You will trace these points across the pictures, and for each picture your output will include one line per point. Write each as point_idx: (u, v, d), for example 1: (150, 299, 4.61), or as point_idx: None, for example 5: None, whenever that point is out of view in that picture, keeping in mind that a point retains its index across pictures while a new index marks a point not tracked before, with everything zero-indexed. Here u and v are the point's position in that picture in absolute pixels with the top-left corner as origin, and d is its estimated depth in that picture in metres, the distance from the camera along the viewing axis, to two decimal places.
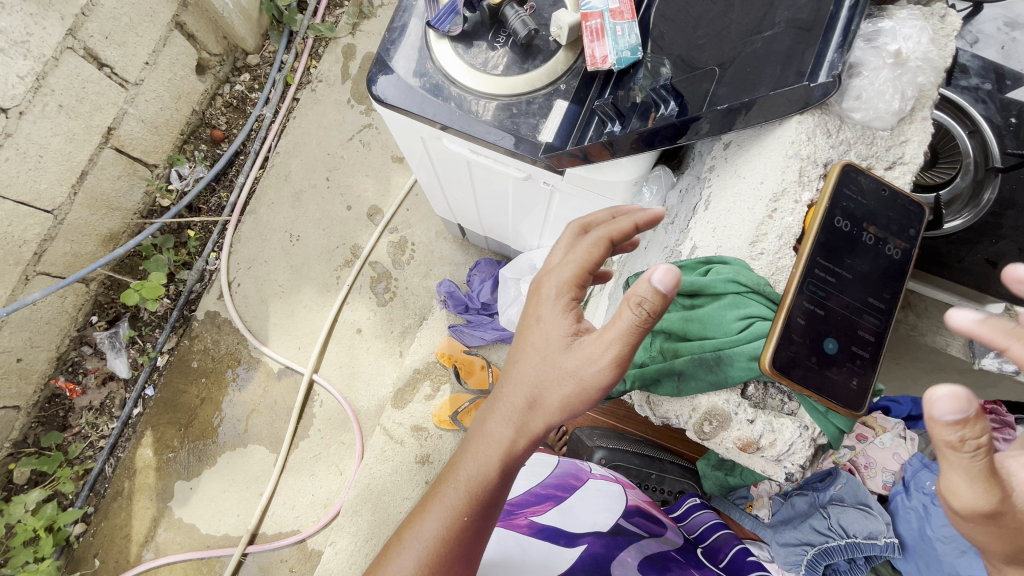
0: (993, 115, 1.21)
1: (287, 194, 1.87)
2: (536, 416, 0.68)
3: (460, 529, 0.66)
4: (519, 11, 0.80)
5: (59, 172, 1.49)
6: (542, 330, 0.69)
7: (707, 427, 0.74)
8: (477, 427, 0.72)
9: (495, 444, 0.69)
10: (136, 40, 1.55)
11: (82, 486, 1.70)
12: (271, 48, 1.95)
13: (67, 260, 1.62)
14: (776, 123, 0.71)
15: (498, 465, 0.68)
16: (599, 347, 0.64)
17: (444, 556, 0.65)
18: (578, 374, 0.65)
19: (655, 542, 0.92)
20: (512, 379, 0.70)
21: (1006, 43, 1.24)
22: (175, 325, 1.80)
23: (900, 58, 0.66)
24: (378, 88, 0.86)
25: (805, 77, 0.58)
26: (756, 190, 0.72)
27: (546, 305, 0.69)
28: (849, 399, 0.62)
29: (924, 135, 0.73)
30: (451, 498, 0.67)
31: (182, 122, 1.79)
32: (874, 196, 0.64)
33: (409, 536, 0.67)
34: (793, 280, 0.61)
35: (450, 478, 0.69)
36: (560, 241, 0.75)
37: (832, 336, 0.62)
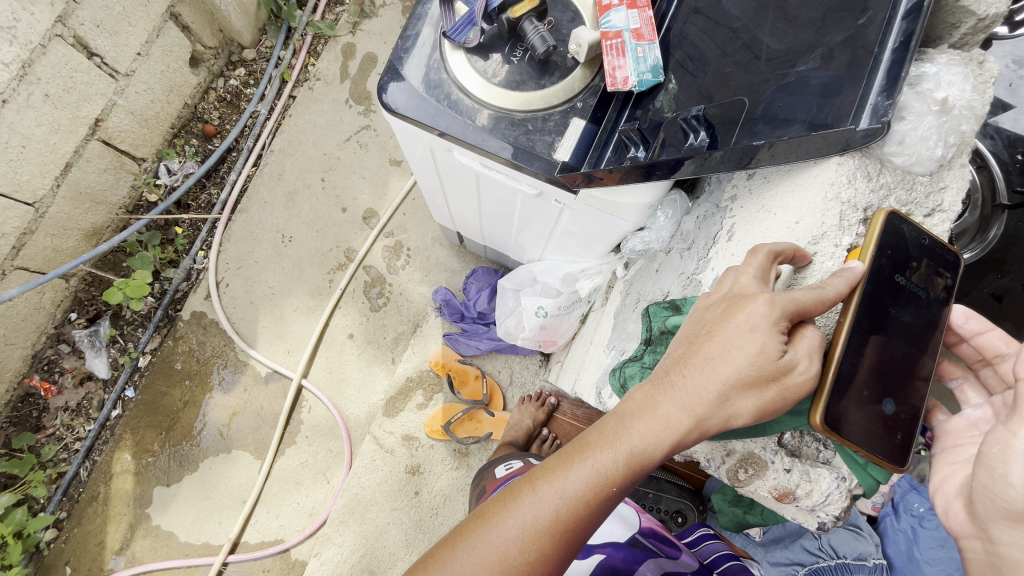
0: (1000, 152, 1.22)
1: (281, 194, 1.83)
2: (720, 415, 0.56)
3: (604, 498, 0.56)
4: (539, 26, 0.78)
5: (42, 163, 1.43)
6: (755, 333, 0.55)
7: (742, 475, 0.77)
8: (644, 397, 0.58)
9: (667, 427, 0.56)
10: (129, 30, 1.49)
11: (55, 490, 1.63)
12: (268, 43, 1.90)
13: (47, 255, 1.55)
14: (814, 161, 0.70)
15: (666, 450, 0.56)
16: (811, 358, 0.56)
17: (581, 518, 0.56)
18: (785, 383, 0.55)
19: (671, 561, 0.92)
20: (704, 369, 0.56)
21: (1013, 81, 1.21)
22: (159, 325, 1.74)
23: (946, 106, 0.63)
24: (387, 96, 0.84)
25: (847, 122, 0.56)
26: (789, 229, 0.70)
27: (759, 311, 0.55)
28: (894, 454, 0.62)
29: (962, 182, 0.74)
30: (606, 464, 0.56)
31: (173, 115, 1.74)
32: (916, 245, 0.64)
33: (543, 482, 0.57)
34: (841, 330, 0.60)
35: (605, 441, 0.57)
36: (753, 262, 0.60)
37: (891, 397, 0.62)
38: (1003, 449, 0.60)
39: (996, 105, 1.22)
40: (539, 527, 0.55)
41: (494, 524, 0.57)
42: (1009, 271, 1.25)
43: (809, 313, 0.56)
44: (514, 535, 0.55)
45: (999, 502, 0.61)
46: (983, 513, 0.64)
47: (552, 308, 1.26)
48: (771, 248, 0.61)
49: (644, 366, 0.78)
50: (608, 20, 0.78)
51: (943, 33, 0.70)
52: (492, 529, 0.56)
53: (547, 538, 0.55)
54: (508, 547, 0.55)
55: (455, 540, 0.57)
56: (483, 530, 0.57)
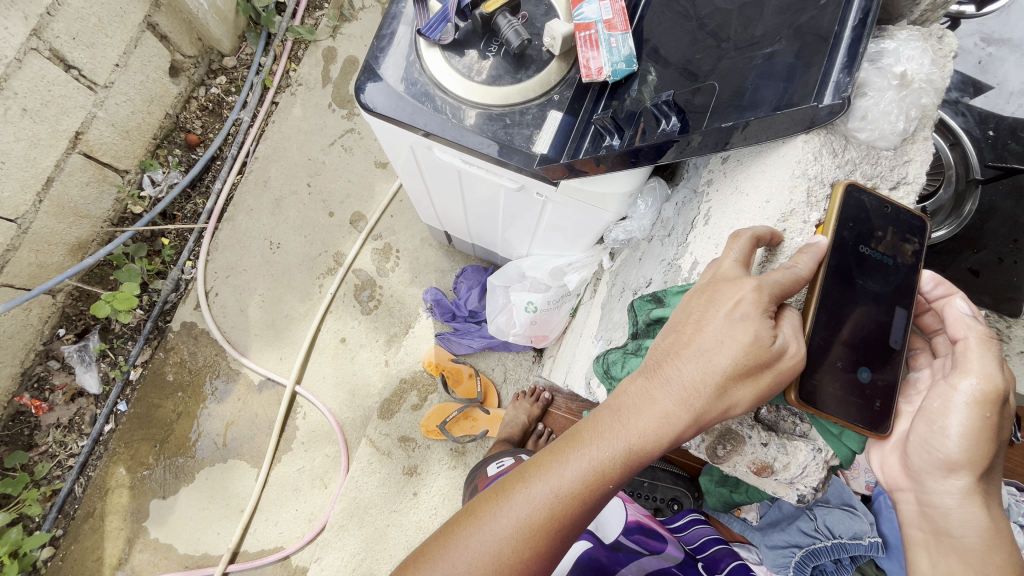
0: (971, 128, 1.09)
1: (267, 201, 1.82)
2: (717, 407, 0.56)
3: (600, 493, 0.56)
4: (512, 21, 0.78)
5: (23, 179, 1.42)
6: (746, 321, 0.55)
7: (721, 451, 0.78)
8: (637, 390, 0.58)
9: (663, 421, 0.56)
10: (106, 41, 1.48)
11: (49, 508, 1.62)
12: (249, 50, 1.89)
13: (32, 271, 1.54)
14: (782, 141, 0.70)
15: (662, 444, 0.56)
16: (796, 337, 0.56)
17: (577, 514, 0.56)
18: (778, 368, 0.55)
19: (655, 558, 0.93)
20: (700, 361, 0.56)
21: (983, 58, 1.09)
22: (149, 337, 1.73)
23: (906, 79, 0.65)
24: (366, 96, 0.85)
25: (811, 98, 0.57)
26: (762, 209, 0.71)
27: (749, 299, 0.55)
28: (874, 420, 0.63)
29: (926, 155, 0.74)
30: (601, 458, 0.56)
31: (154, 125, 1.73)
32: (879, 214, 0.65)
33: (536, 480, 0.57)
34: (811, 305, 0.61)
35: (600, 437, 0.57)
36: (736, 245, 0.60)
37: (866, 365, 0.63)
38: (944, 402, 0.64)
39: (966, 83, 1.10)
40: (533, 524, 0.55)
41: (486, 522, 0.57)
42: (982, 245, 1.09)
43: (788, 292, 0.57)
44: (508, 533, 0.55)
45: (936, 454, 0.64)
46: (917, 466, 0.67)
47: (541, 303, 1.27)
48: (754, 232, 0.61)
49: (626, 352, 0.79)
50: (581, 12, 0.78)
51: (904, 11, 0.71)
52: (484, 527, 0.56)
53: (541, 535, 0.55)
54: (501, 545, 0.55)
55: (446, 537, 0.57)
56: (475, 529, 0.56)
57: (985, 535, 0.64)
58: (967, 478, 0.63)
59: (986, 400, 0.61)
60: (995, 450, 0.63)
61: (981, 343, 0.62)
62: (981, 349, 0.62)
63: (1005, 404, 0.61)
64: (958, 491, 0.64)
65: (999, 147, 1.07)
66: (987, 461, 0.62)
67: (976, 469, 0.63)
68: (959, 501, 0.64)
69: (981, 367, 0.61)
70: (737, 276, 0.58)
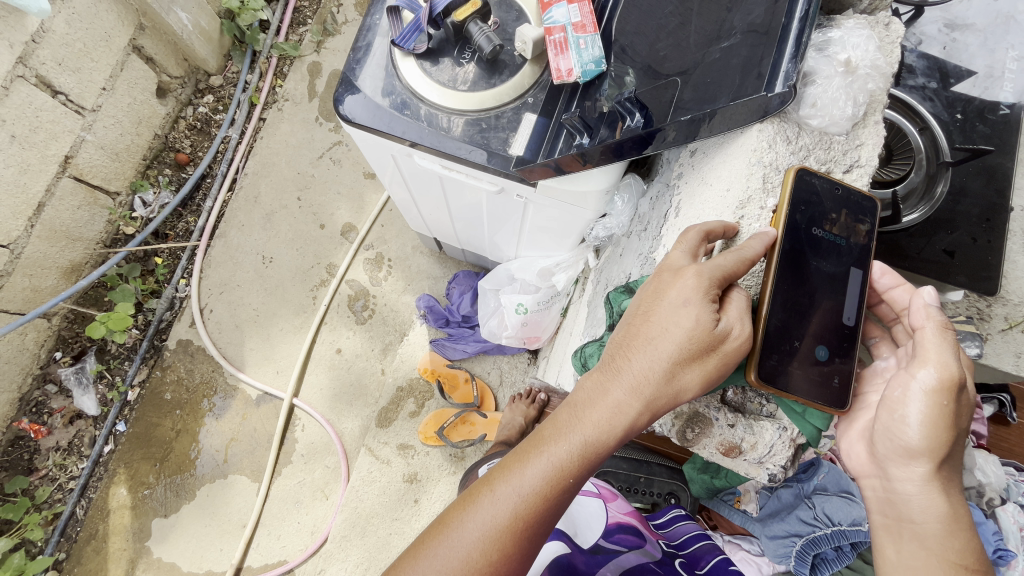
0: (940, 112, 1.08)
1: (258, 216, 1.83)
2: (668, 393, 0.58)
3: (562, 489, 0.57)
4: (483, 27, 0.80)
5: (13, 205, 1.43)
6: (688, 306, 0.57)
7: (690, 433, 0.79)
8: (591, 386, 0.60)
9: (617, 411, 0.58)
10: (92, 66, 1.50)
11: (52, 531, 1.62)
12: (234, 68, 1.91)
13: (27, 295, 1.55)
14: (738, 131, 0.72)
15: (617, 435, 0.58)
16: (741, 319, 0.58)
17: (541, 513, 0.57)
18: (724, 350, 0.58)
19: (633, 554, 0.94)
20: (648, 350, 0.59)
21: (948, 43, 1.11)
22: (145, 356, 1.74)
23: (850, 66, 0.68)
24: (344, 107, 0.86)
25: (761, 88, 0.61)
26: (723, 197, 0.72)
27: (690, 286, 0.58)
28: (833, 397, 0.65)
29: (877, 139, 0.75)
30: (560, 455, 0.58)
31: (143, 147, 1.75)
32: (830, 196, 0.67)
33: (501, 482, 0.58)
34: (766, 289, 0.63)
35: (559, 434, 0.59)
36: (683, 239, 0.63)
37: (823, 345, 0.65)
38: (904, 391, 0.64)
39: (932, 68, 1.10)
40: (499, 527, 0.56)
41: (454, 530, 0.57)
42: (957, 226, 1.06)
43: (733, 276, 0.59)
44: (476, 538, 0.56)
45: (897, 441, 0.65)
46: (882, 453, 0.67)
47: (532, 304, 1.28)
48: (702, 228, 0.63)
49: (603, 346, 0.80)
50: (550, 15, 0.80)
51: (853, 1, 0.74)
52: (452, 534, 0.57)
53: (508, 537, 0.56)
54: (470, 551, 0.56)
55: (417, 551, 0.57)
56: (442, 539, 0.57)
57: (945, 522, 0.64)
58: (927, 466, 0.64)
59: (944, 389, 0.61)
60: (955, 438, 0.64)
61: (938, 333, 0.63)
62: (938, 339, 0.62)
63: (961, 392, 0.62)
64: (919, 478, 0.64)
65: (968, 130, 1.08)
66: (946, 448, 0.63)
67: (936, 456, 0.63)
68: (920, 488, 0.65)
69: (938, 356, 0.62)
70: (681, 266, 0.61)
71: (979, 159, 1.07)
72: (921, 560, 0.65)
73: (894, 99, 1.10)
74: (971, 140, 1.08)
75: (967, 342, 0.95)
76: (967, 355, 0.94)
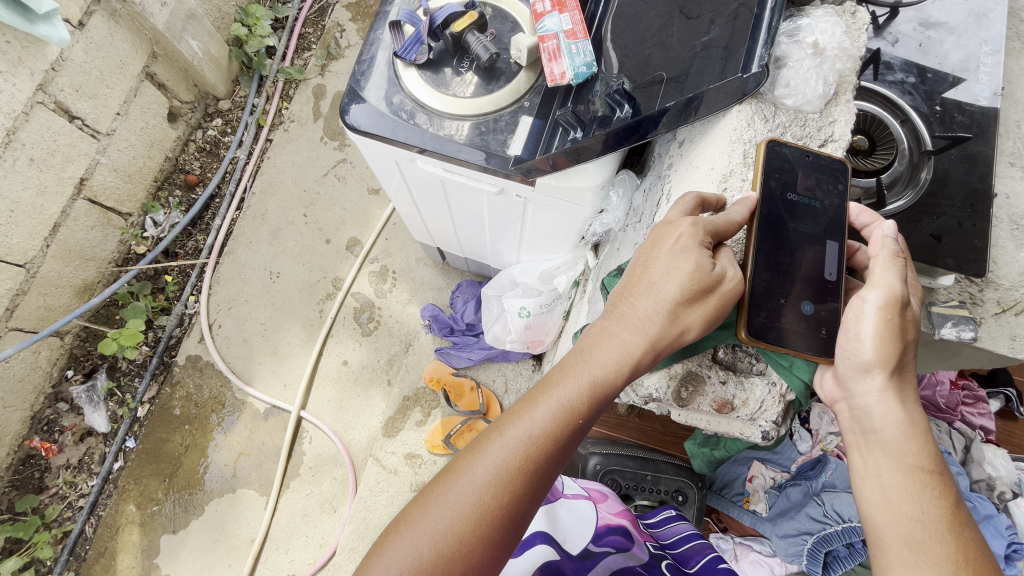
0: (919, 105, 1.14)
1: (265, 233, 1.88)
2: (671, 332, 0.66)
3: (570, 426, 0.64)
4: (480, 37, 0.85)
5: (31, 226, 1.48)
6: (687, 252, 0.65)
7: (685, 393, 0.79)
8: (597, 334, 0.68)
9: (622, 351, 0.66)
10: (107, 92, 1.57)
11: (61, 550, 1.63)
12: (242, 93, 1.98)
13: (41, 314, 1.59)
14: (719, 115, 0.81)
15: (623, 372, 0.66)
16: (732, 265, 0.67)
17: (551, 449, 0.63)
18: (722, 291, 0.66)
19: (621, 557, 0.92)
20: (652, 293, 0.66)
21: (923, 41, 1.16)
22: (155, 373, 1.76)
23: (818, 48, 0.76)
24: (350, 117, 0.90)
25: (739, 71, 0.71)
26: (707, 175, 0.79)
27: (687, 234, 0.66)
28: (822, 346, 0.72)
29: (849, 115, 0.82)
30: (568, 395, 0.65)
31: (155, 169, 1.81)
32: (800, 161, 0.74)
33: (510, 427, 0.64)
34: (751, 250, 0.70)
35: (568, 378, 0.66)
36: (681, 201, 0.70)
37: (809, 299, 0.72)
38: (856, 313, 0.69)
39: (910, 65, 1.15)
40: (510, 465, 0.62)
41: (465, 474, 0.63)
42: (942, 210, 1.10)
43: (723, 233, 0.68)
44: (487, 479, 0.62)
45: (852, 357, 0.70)
46: (843, 373, 0.72)
47: (534, 307, 1.31)
48: (698, 194, 0.71)
49: None
50: (543, 25, 0.84)
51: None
52: (464, 478, 0.62)
53: (517, 475, 0.62)
54: (481, 492, 0.61)
55: (427, 497, 0.63)
56: (453, 483, 0.62)
57: (904, 427, 0.68)
58: (881, 376, 0.68)
59: (890, 306, 0.67)
60: (904, 351, 0.68)
61: (889, 260, 0.69)
62: (887, 264, 0.68)
63: (904, 310, 0.67)
64: (876, 388, 0.68)
65: (947, 120, 1.12)
66: (897, 360, 0.67)
67: (889, 367, 0.68)
68: (879, 398, 0.69)
69: (884, 279, 0.68)
70: (676, 221, 0.69)
71: (959, 148, 1.11)
72: (885, 466, 0.68)
73: (872, 93, 1.16)
74: (951, 130, 1.12)
75: (961, 326, 0.96)
76: (962, 338, 0.95)
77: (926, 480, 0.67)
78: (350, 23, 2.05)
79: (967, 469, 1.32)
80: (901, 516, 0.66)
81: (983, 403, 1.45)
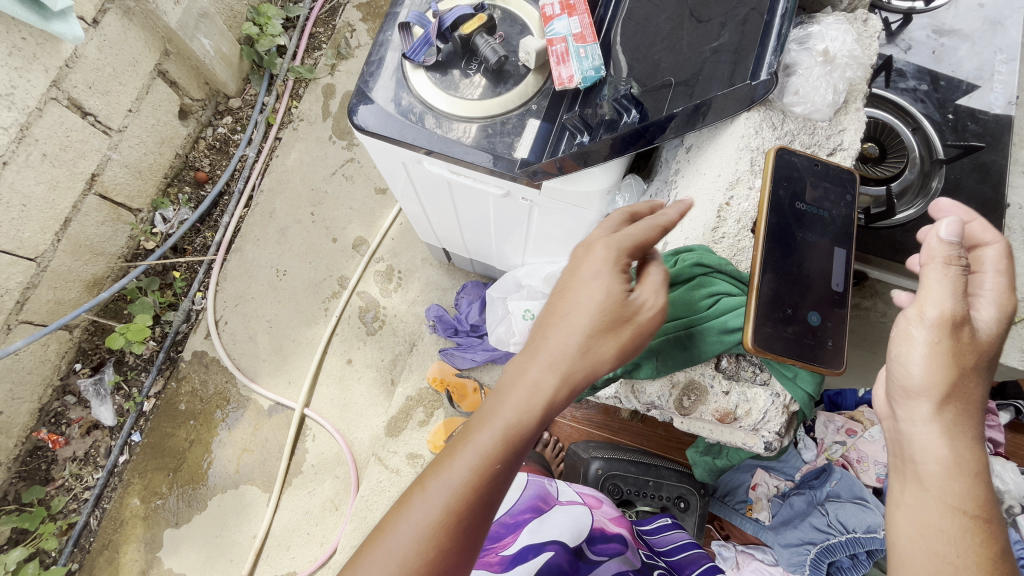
0: (932, 113, 1.14)
1: (273, 231, 1.89)
2: (585, 366, 0.61)
3: (492, 474, 0.55)
4: (489, 40, 0.85)
5: (42, 220, 1.50)
6: (599, 277, 0.63)
7: (687, 402, 0.80)
8: (509, 373, 0.62)
9: (537, 388, 0.60)
10: (119, 89, 1.58)
11: (65, 541, 1.64)
12: (253, 91, 1.99)
13: (51, 307, 1.61)
14: (727, 122, 0.81)
15: (540, 411, 0.59)
16: (648, 293, 0.65)
17: (474, 500, 0.54)
18: (634, 321, 0.64)
19: (614, 562, 0.87)
20: (563, 326, 0.62)
21: (937, 48, 1.15)
22: (162, 367, 1.78)
23: (829, 56, 0.76)
24: (358, 117, 0.91)
25: (747, 77, 0.70)
26: (714, 182, 0.80)
27: (600, 259, 0.64)
28: (828, 358, 0.71)
29: (858, 124, 0.82)
30: (486, 440, 0.56)
31: (165, 165, 1.82)
32: (809, 170, 0.74)
33: (429, 483, 0.55)
34: (757, 259, 0.69)
35: (483, 421, 0.58)
36: (604, 222, 0.68)
37: (816, 310, 0.71)
38: (904, 331, 0.64)
39: (923, 72, 1.15)
40: (430, 526, 0.53)
41: (382, 547, 0.52)
42: None
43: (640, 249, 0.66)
44: (407, 549, 0.52)
45: (898, 379, 0.65)
46: (891, 395, 0.67)
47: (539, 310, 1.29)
48: (626, 212, 0.69)
49: None
50: (552, 28, 0.84)
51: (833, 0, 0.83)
52: (381, 548, 0.52)
53: (441, 536, 0.52)
54: (400, 563, 0.51)
55: None
56: (368, 558, 0.52)
57: (953, 463, 0.61)
58: (929, 403, 0.62)
59: (939, 325, 0.61)
60: (962, 374, 0.62)
61: (941, 269, 0.61)
62: (938, 276, 0.61)
63: (957, 328, 0.61)
64: (922, 415, 0.63)
65: (960, 129, 1.12)
66: (949, 386, 0.61)
67: (939, 394, 0.62)
68: (925, 426, 0.63)
69: (932, 295, 0.62)
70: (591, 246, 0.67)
71: (972, 157, 1.11)
72: (920, 501, 0.62)
73: (883, 100, 1.15)
74: (964, 138, 1.12)
75: None
76: None
77: (967, 524, 0.59)
78: (360, 23, 2.06)
79: None
80: (930, 555, 0.59)
81: (993, 416, 1.42)
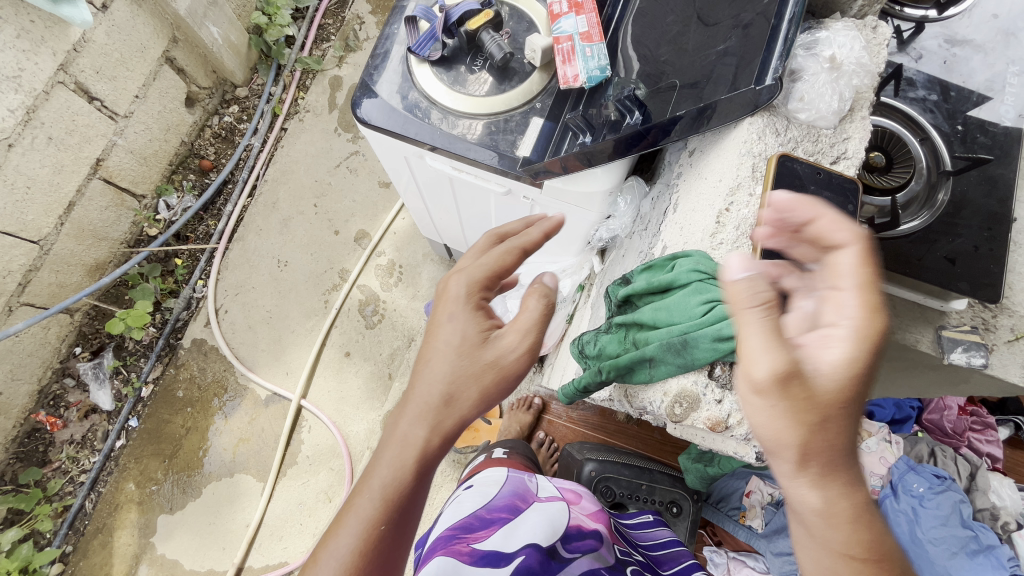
0: (941, 124, 1.12)
1: (276, 221, 1.89)
2: (451, 415, 0.61)
3: (376, 538, 0.58)
4: (496, 36, 0.84)
5: (46, 203, 1.50)
6: (455, 322, 0.63)
7: (678, 410, 0.79)
8: (384, 431, 0.63)
9: (408, 445, 0.60)
10: (127, 75, 1.58)
11: (60, 523, 1.65)
12: (260, 81, 1.99)
13: (52, 291, 1.62)
14: (731, 126, 0.80)
15: (413, 466, 0.60)
16: (513, 330, 0.64)
17: (364, 566, 0.56)
18: (497, 362, 0.62)
19: (587, 559, 0.86)
20: (425, 376, 0.62)
21: (948, 58, 1.13)
22: (161, 354, 1.78)
23: (835, 63, 0.75)
24: (362, 111, 0.90)
25: (752, 82, 0.69)
26: (716, 187, 0.80)
27: (456, 303, 0.64)
28: None
29: (864, 133, 0.81)
30: (366, 508, 0.58)
31: (170, 152, 1.83)
32: (811, 178, 0.73)
33: (320, 559, 0.57)
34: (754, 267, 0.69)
35: (362, 487, 0.60)
36: (469, 256, 0.68)
37: None
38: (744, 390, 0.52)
39: (933, 82, 1.13)
40: None
41: None
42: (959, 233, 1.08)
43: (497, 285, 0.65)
44: None
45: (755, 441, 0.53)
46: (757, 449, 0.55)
47: None
48: (490, 241, 0.69)
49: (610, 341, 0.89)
50: (559, 26, 0.83)
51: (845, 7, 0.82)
52: None
53: None
54: None
55: None
56: None
57: (830, 516, 0.52)
58: (790, 462, 0.51)
59: (778, 383, 0.48)
60: (819, 427, 0.50)
61: (763, 314, 0.49)
62: (758, 326, 0.49)
63: (795, 382, 0.49)
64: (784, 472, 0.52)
65: (969, 141, 1.11)
66: (805, 444, 0.49)
67: (798, 454, 0.50)
68: (790, 483, 0.52)
69: (757, 351, 0.49)
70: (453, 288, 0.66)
71: (980, 170, 1.09)
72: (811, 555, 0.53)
73: (892, 109, 1.14)
74: (972, 151, 1.10)
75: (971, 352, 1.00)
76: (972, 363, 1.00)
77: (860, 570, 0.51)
78: (370, 16, 2.05)
79: (972, 497, 1.27)
80: None
81: (991, 430, 1.40)
